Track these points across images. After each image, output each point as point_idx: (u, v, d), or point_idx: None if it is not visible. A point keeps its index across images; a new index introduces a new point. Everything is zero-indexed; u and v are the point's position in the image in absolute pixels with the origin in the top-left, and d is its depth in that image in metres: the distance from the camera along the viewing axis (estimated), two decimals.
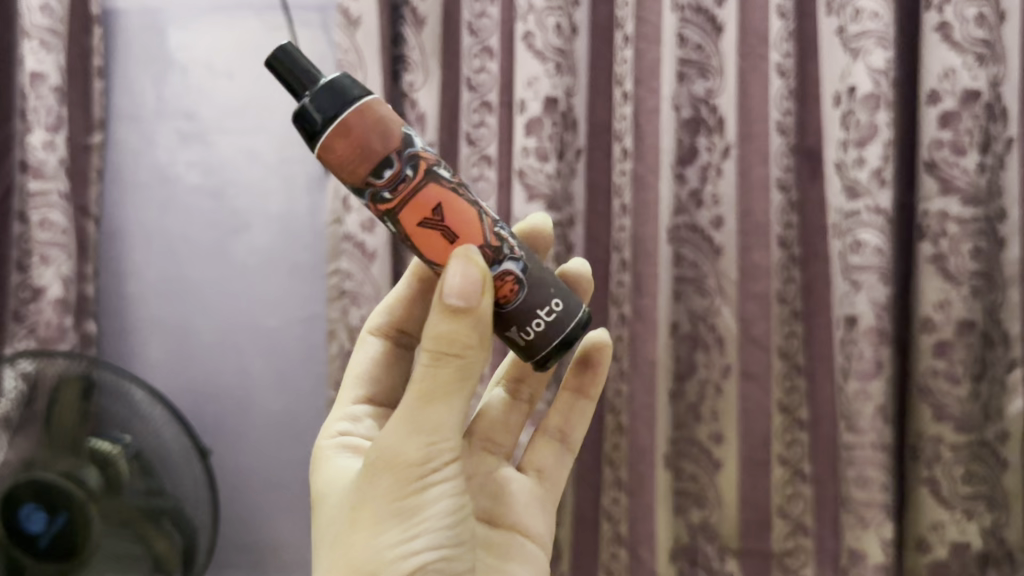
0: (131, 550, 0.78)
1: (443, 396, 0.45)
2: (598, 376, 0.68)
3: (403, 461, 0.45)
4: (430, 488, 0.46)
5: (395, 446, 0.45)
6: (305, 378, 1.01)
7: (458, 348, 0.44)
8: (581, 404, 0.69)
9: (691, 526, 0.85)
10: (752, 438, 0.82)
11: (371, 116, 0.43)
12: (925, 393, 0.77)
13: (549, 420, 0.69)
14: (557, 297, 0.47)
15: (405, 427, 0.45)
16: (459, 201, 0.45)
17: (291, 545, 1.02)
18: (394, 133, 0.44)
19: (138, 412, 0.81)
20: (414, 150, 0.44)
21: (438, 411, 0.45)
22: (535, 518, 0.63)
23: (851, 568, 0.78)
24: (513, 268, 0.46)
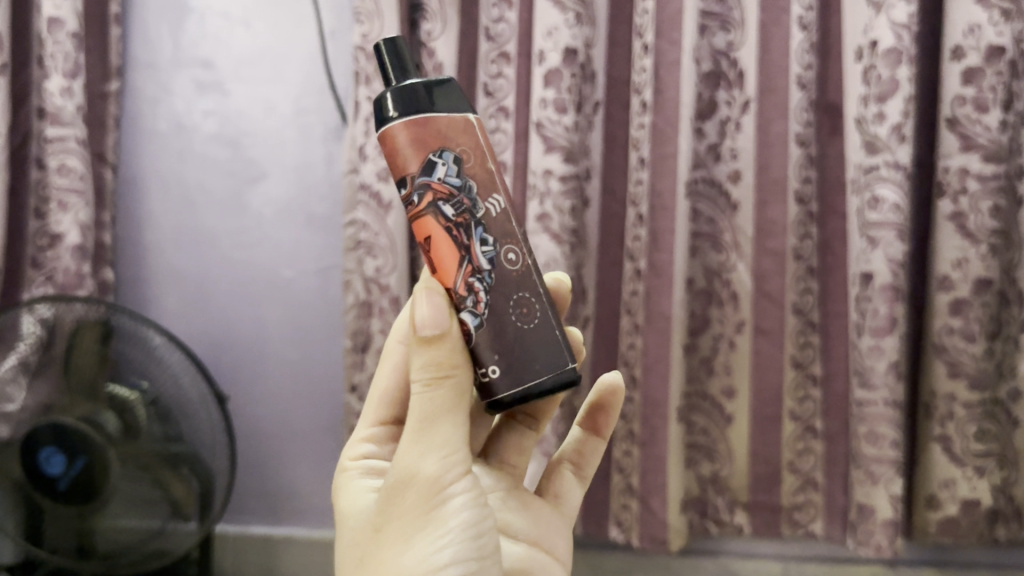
0: (149, 494, 0.82)
1: (443, 414, 0.45)
2: (609, 422, 0.68)
3: (420, 477, 0.45)
4: (449, 503, 0.46)
5: (411, 463, 0.45)
6: (324, 327, 1.01)
7: (445, 369, 0.44)
8: (596, 444, 0.68)
9: (702, 479, 0.87)
10: (762, 393, 0.84)
11: (403, 136, 0.44)
12: (939, 350, 0.77)
13: (566, 448, 0.68)
14: (497, 363, 0.45)
15: (413, 446, 0.45)
16: (449, 241, 0.45)
17: (304, 492, 1.03)
18: (417, 158, 0.44)
19: (155, 357, 0.82)
20: (422, 175, 0.44)
21: (443, 427, 0.45)
22: (553, 537, 0.60)
23: (859, 522, 0.79)
24: (468, 320, 0.45)
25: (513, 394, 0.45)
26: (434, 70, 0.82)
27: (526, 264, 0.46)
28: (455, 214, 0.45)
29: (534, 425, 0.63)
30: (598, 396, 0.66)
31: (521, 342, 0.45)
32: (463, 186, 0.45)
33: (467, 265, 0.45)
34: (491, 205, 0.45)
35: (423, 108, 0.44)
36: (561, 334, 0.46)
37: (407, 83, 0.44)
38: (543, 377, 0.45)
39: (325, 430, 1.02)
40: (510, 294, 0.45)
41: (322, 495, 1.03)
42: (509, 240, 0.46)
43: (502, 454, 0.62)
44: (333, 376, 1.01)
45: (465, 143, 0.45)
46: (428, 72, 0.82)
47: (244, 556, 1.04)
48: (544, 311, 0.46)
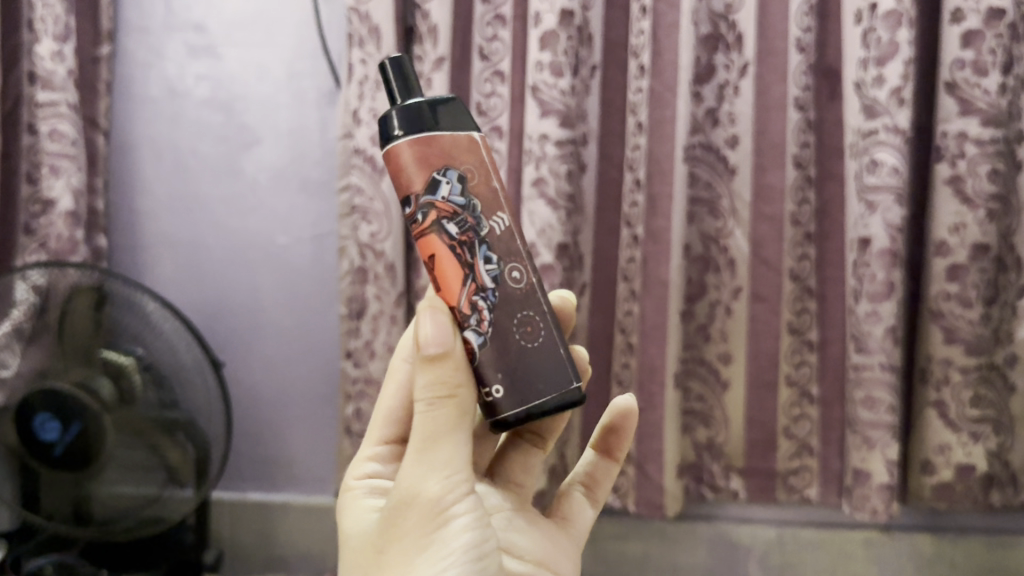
0: (145, 460, 0.83)
1: (447, 436, 0.45)
2: (620, 447, 0.68)
3: (423, 495, 0.45)
4: (451, 522, 0.45)
5: (414, 480, 0.45)
6: (319, 294, 1.00)
7: (448, 388, 0.44)
8: (607, 468, 0.68)
9: (697, 445, 0.87)
10: (759, 358, 0.84)
11: (408, 154, 0.44)
12: (936, 316, 0.77)
13: (577, 473, 0.68)
14: (501, 381, 0.45)
15: (416, 466, 0.45)
16: (453, 259, 0.45)
17: (302, 459, 1.03)
18: (421, 176, 0.44)
19: (149, 323, 0.82)
20: (426, 195, 0.45)
21: (445, 449, 0.45)
22: (560, 558, 0.58)
23: (855, 487, 0.79)
24: (472, 339, 0.45)
25: (518, 412, 0.45)
26: (429, 32, 0.80)
27: (531, 282, 0.46)
28: (459, 233, 0.45)
29: (541, 443, 0.64)
30: (609, 422, 0.67)
31: (523, 361, 0.45)
32: (467, 205, 0.45)
33: (471, 283, 0.45)
34: (495, 224, 0.46)
35: (427, 128, 0.44)
36: (565, 353, 0.46)
37: (412, 102, 0.45)
38: (548, 397, 0.45)
39: (321, 399, 1.02)
40: (513, 313, 0.45)
41: (320, 462, 1.03)
42: (513, 258, 0.46)
43: (507, 472, 0.62)
44: (331, 343, 1.01)
45: (470, 162, 0.45)
46: (423, 35, 0.80)
47: (240, 521, 1.04)
48: (549, 330, 0.46)
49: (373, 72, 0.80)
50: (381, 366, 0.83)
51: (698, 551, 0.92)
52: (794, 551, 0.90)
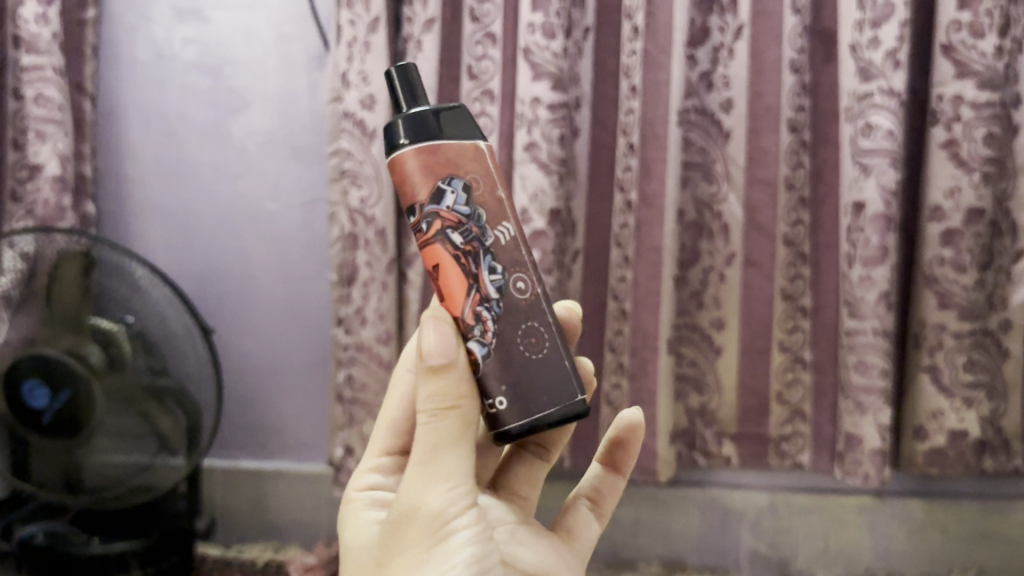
0: (137, 428, 0.82)
1: (449, 446, 0.41)
2: (628, 460, 0.62)
3: (424, 510, 0.41)
4: (453, 537, 0.42)
5: (415, 496, 0.42)
6: (309, 261, 0.99)
7: (451, 401, 0.41)
8: (613, 482, 0.62)
9: (690, 411, 0.87)
10: (752, 325, 0.84)
11: (412, 162, 0.42)
12: (930, 281, 0.77)
13: (583, 486, 0.62)
14: (505, 394, 0.42)
15: (417, 481, 0.42)
16: (456, 269, 0.42)
17: (294, 426, 1.03)
18: (425, 185, 0.42)
19: (138, 289, 0.83)
20: (430, 204, 0.42)
21: (447, 462, 0.42)
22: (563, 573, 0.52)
23: (847, 452, 0.79)
24: (475, 350, 0.42)
25: (523, 425, 0.42)
26: None
27: (536, 292, 0.44)
28: (462, 243, 0.42)
29: (546, 455, 0.59)
30: (617, 434, 0.61)
31: (528, 373, 0.42)
32: (472, 214, 0.42)
33: (474, 293, 0.42)
34: (500, 233, 0.43)
35: (433, 135, 0.42)
36: (571, 365, 0.44)
37: (417, 110, 0.42)
38: (551, 410, 0.42)
39: (312, 366, 1.01)
40: (518, 325, 0.43)
41: (313, 429, 1.03)
42: (518, 268, 0.43)
43: (511, 483, 0.57)
44: (321, 310, 1.00)
45: (476, 171, 0.43)
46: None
47: (234, 488, 1.04)
48: (554, 340, 0.43)
49: (363, 35, 0.79)
50: (373, 333, 0.82)
51: (691, 517, 0.92)
52: (785, 516, 0.91)
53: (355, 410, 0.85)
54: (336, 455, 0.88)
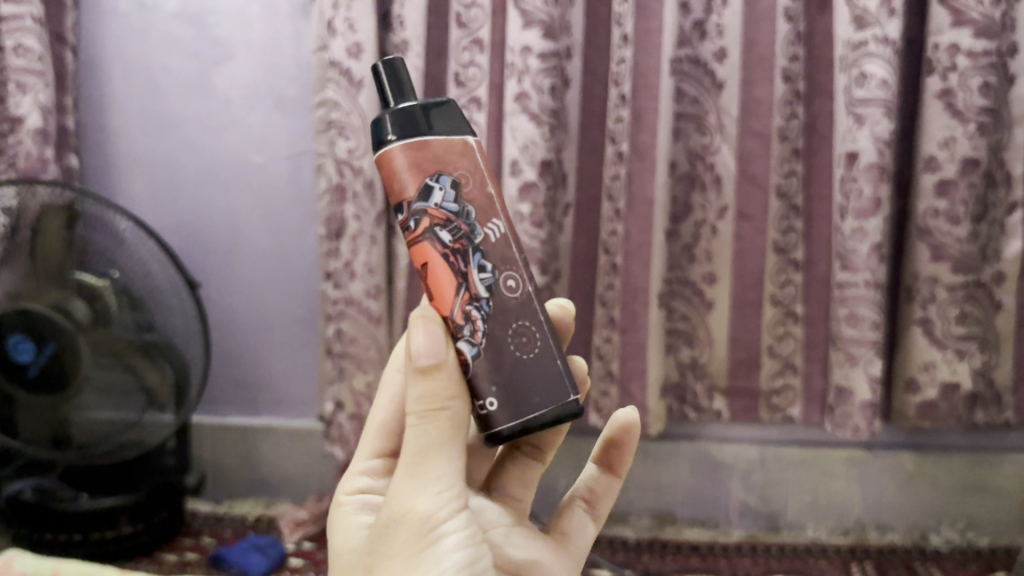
0: (125, 383, 0.82)
1: (439, 448, 0.38)
2: (627, 458, 0.55)
3: (412, 515, 0.37)
4: (445, 546, 0.38)
5: (403, 500, 0.38)
6: (296, 214, 0.98)
7: (441, 400, 0.38)
8: (609, 484, 0.56)
9: (681, 365, 0.87)
10: (744, 278, 0.83)
11: (399, 160, 0.38)
12: (923, 233, 0.76)
13: (577, 487, 0.56)
14: (495, 395, 0.39)
15: (405, 485, 0.38)
16: (444, 269, 0.39)
17: (283, 381, 1.02)
18: (413, 184, 0.38)
19: (123, 244, 0.82)
20: (417, 201, 0.38)
21: (438, 465, 0.38)
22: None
23: (837, 405, 0.79)
24: (465, 350, 0.39)
25: (515, 429, 0.39)
26: None
27: (527, 291, 0.40)
28: (451, 241, 0.39)
29: (541, 457, 0.53)
30: (613, 430, 0.54)
31: (520, 373, 0.39)
32: (461, 211, 0.39)
33: (463, 293, 0.39)
34: (491, 231, 0.39)
35: (422, 132, 0.38)
36: (564, 365, 0.40)
37: (405, 105, 0.39)
38: (543, 412, 0.39)
39: (299, 322, 1.01)
40: (509, 324, 0.39)
41: (302, 383, 1.02)
42: (509, 266, 0.40)
43: (505, 486, 0.52)
44: (309, 264, 0.99)
45: (465, 167, 0.39)
46: None
47: (223, 443, 1.04)
48: (547, 341, 0.40)
49: None
50: (362, 287, 0.81)
51: (681, 470, 0.92)
52: (775, 470, 0.91)
53: (345, 364, 0.84)
54: (326, 409, 0.88)
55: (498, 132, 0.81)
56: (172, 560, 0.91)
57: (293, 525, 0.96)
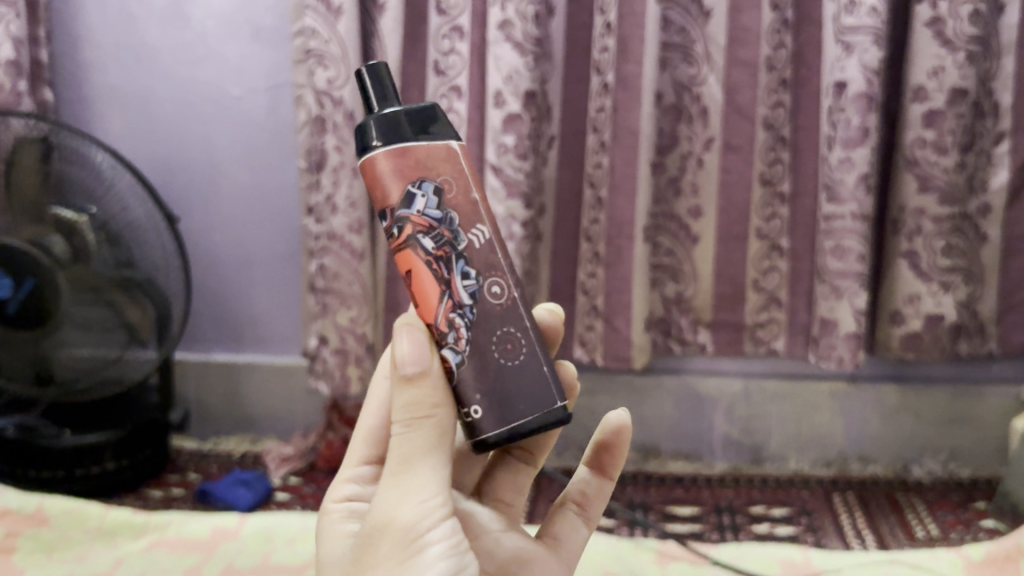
0: (105, 319, 0.81)
1: (423, 457, 0.36)
2: (619, 459, 0.51)
3: (394, 524, 0.36)
4: (428, 556, 0.36)
5: (385, 508, 0.36)
6: (274, 149, 0.96)
7: (425, 409, 0.36)
8: (601, 489, 0.51)
9: (666, 300, 0.86)
10: (730, 212, 0.83)
11: (382, 166, 0.36)
12: (911, 164, 0.75)
13: (568, 489, 0.51)
14: (480, 403, 0.37)
15: (388, 493, 0.36)
16: (427, 277, 0.37)
17: (266, 317, 1.02)
18: (394, 191, 0.36)
19: (100, 177, 0.80)
20: (399, 209, 0.37)
21: (422, 474, 0.36)
22: None
23: (822, 337, 0.79)
24: (448, 358, 0.37)
25: (500, 436, 0.37)
26: None
27: (513, 297, 0.38)
28: (433, 248, 0.37)
29: (530, 459, 0.50)
30: (603, 433, 0.50)
31: (504, 381, 0.37)
32: (444, 218, 0.37)
33: (446, 301, 0.37)
34: (475, 237, 0.37)
35: (405, 138, 0.36)
36: (551, 371, 0.38)
37: (388, 110, 0.37)
38: (529, 418, 0.37)
39: (282, 259, 1.00)
40: (492, 331, 0.37)
41: (285, 320, 1.02)
42: (494, 271, 0.38)
43: (495, 490, 0.50)
44: (289, 199, 0.98)
45: (449, 172, 0.37)
46: None
47: (208, 380, 1.03)
48: (533, 347, 0.38)
49: None
50: (344, 222, 0.80)
51: (665, 403, 0.93)
52: (759, 402, 0.91)
53: (329, 299, 0.83)
54: (310, 344, 0.88)
55: (481, 63, 0.80)
56: (159, 496, 0.91)
57: (279, 460, 0.97)
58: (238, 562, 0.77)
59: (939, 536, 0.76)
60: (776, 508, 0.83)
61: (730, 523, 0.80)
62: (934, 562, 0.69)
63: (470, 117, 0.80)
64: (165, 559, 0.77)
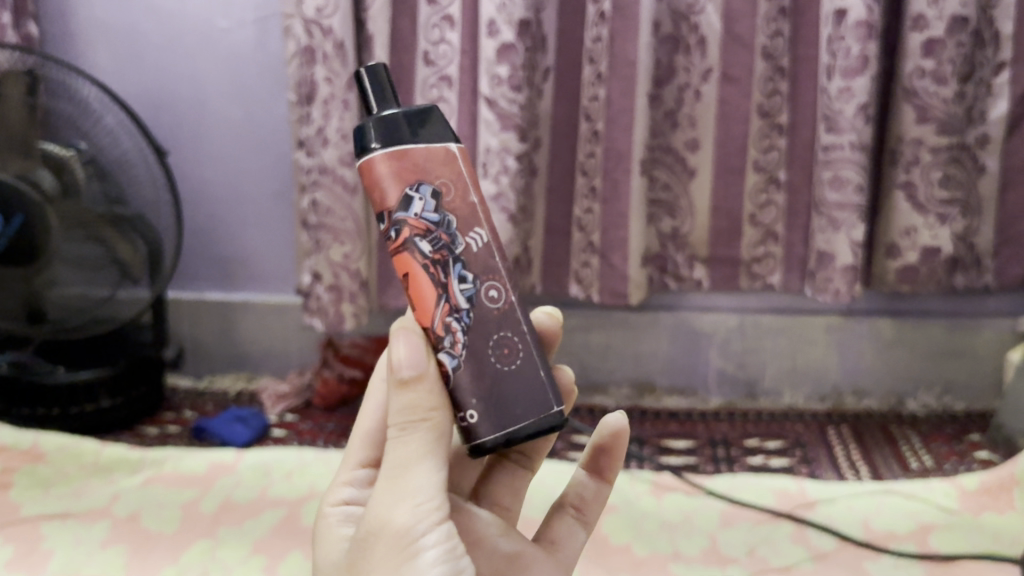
0: (96, 257, 0.81)
1: (419, 460, 0.36)
2: (618, 463, 0.49)
3: (388, 528, 0.35)
4: (422, 562, 0.35)
5: (380, 511, 0.36)
6: (263, 84, 0.94)
7: (421, 412, 0.36)
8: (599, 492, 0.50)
9: (662, 235, 0.86)
10: (727, 144, 0.82)
11: (380, 169, 0.36)
12: (909, 94, 0.74)
13: (565, 491, 0.50)
14: (476, 407, 0.37)
15: (384, 495, 0.36)
16: (424, 280, 0.36)
17: (259, 255, 1.01)
18: (392, 195, 0.36)
19: (88, 112, 0.79)
20: (397, 211, 0.36)
21: (417, 477, 0.36)
22: None
23: (818, 270, 0.79)
24: (445, 361, 0.37)
25: (496, 440, 0.37)
26: None
27: (510, 301, 0.38)
28: (431, 251, 0.36)
29: (528, 462, 0.49)
30: (601, 436, 0.48)
31: (501, 385, 0.37)
32: (441, 221, 0.36)
33: (443, 304, 0.36)
34: (472, 240, 0.37)
35: (403, 140, 0.36)
36: (547, 375, 0.38)
37: (386, 113, 0.36)
38: (525, 423, 0.37)
39: (273, 198, 0.98)
40: (489, 335, 0.37)
41: (279, 258, 1.01)
42: (492, 275, 0.37)
43: (493, 495, 0.49)
44: (279, 134, 0.96)
45: (447, 175, 0.36)
46: None
47: (201, 318, 1.03)
48: (530, 352, 0.38)
49: None
50: (336, 155, 0.79)
51: (660, 339, 0.92)
52: (753, 337, 0.91)
53: (321, 236, 0.82)
54: (304, 281, 0.87)
55: None
56: (155, 433, 0.91)
57: (275, 398, 0.97)
58: (236, 496, 0.77)
59: (933, 468, 0.77)
60: (771, 441, 0.83)
61: (724, 456, 0.81)
62: (928, 492, 0.70)
63: (462, 48, 0.79)
64: (162, 494, 0.77)
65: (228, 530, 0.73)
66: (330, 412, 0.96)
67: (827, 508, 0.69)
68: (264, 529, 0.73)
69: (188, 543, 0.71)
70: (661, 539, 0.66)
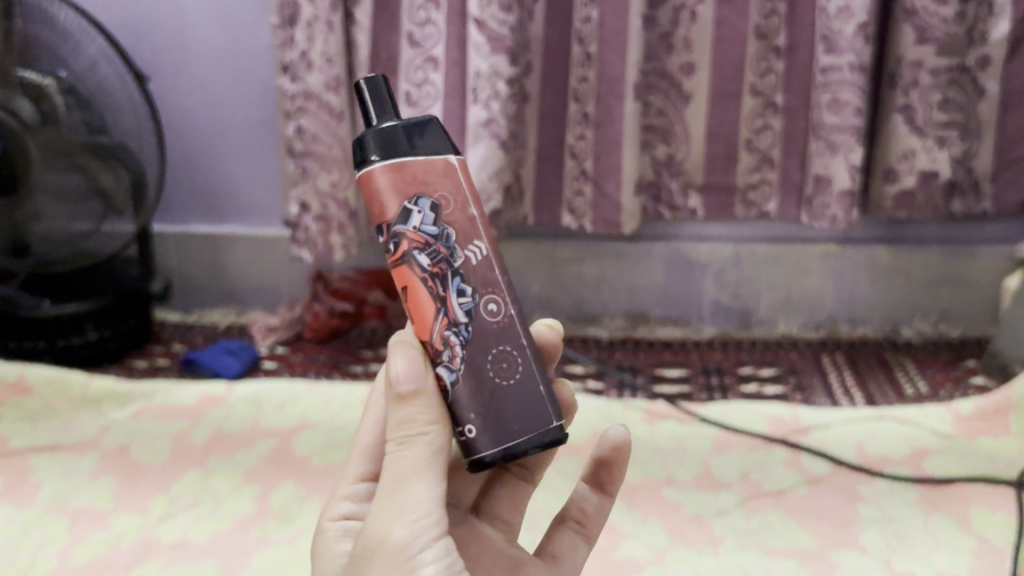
0: (79, 188, 0.79)
1: (416, 476, 0.34)
2: (621, 477, 0.47)
3: (385, 543, 0.33)
4: None
5: (376, 527, 0.34)
6: (245, 8, 0.91)
7: (418, 426, 0.34)
8: (601, 507, 0.47)
9: (656, 163, 0.84)
10: (723, 67, 0.79)
11: (380, 182, 0.34)
12: (910, 14, 0.72)
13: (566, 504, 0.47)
14: (474, 421, 0.35)
15: (380, 511, 0.34)
16: (422, 293, 0.35)
17: (246, 187, 0.99)
18: (390, 213, 0.34)
19: (65, 37, 0.76)
20: (396, 224, 0.35)
21: (414, 492, 0.34)
22: None
23: (815, 195, 0.79)
24: (444, 375, 0.35)
25: (494, 455, 0.35)
26: None
27: (510, 314, 0.36)
28: (430, 265, 0.35)
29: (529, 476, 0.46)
30: (602, 449, 0.46)
31: (500, 399, 0.35)
32: (440, 233, 0.35)
33: (441, 318, 0.35)
34: (471, 254, 0.35)
35: (402, 153, 0.34)
36: (548, 390, 0.36)
37: (385, 126, 0.34)
38: (525, 438, 0.35)
39: (257, 124, 0.96)
40: (487, 349, 0.35)
41: (266, 191, 0.99)
42: (492, 289, 0.36)
43: (494, 507, 0.46)
44: (263, 61, 0.93)
45: (447, 189, 0.35)
46: None
47: (187, 251, 1.02)
48: (530, 366, 0.36)
49: None
50: (321, 80, 0.77)
51: (654, 268, 0.91)
52: (749, 266, 0.90)
53: (307, 163, 0.80)
54: (291, 212, 0.85)
55: None
56: (143, 366, 0.91)
57: (265, 331, 0.96)
58: (227, 426, 0.76)
59: (928, 394, 0.76)
60: (765, 368, 0.83)
61: (718, 384, 0.80)
62: (922, 417, 0.69)
63: None
64: (150, 425, 0.77)
65: (220, 460, 0.72)
66: (321, 345, 0.95)
67: (822, 435, 0.68)
68: (256, 458, 0.72)
69: (174, 476, 0.70)
70: (655, 465, 0.66)
